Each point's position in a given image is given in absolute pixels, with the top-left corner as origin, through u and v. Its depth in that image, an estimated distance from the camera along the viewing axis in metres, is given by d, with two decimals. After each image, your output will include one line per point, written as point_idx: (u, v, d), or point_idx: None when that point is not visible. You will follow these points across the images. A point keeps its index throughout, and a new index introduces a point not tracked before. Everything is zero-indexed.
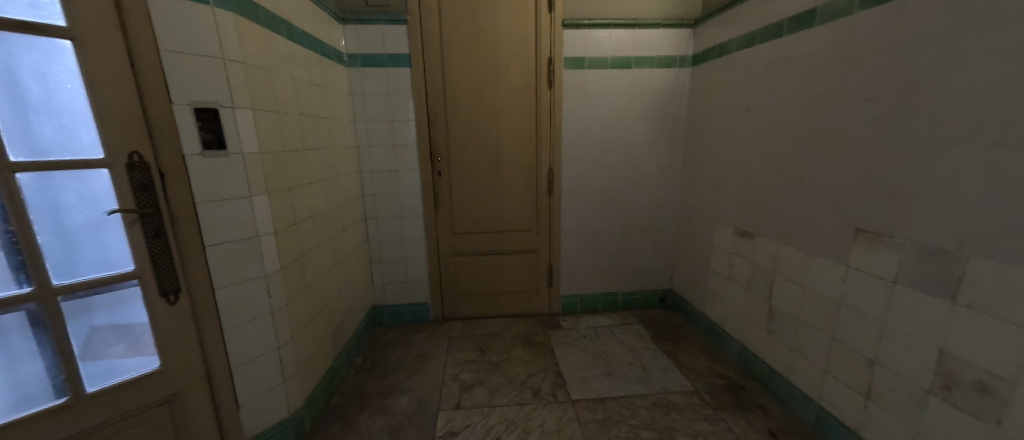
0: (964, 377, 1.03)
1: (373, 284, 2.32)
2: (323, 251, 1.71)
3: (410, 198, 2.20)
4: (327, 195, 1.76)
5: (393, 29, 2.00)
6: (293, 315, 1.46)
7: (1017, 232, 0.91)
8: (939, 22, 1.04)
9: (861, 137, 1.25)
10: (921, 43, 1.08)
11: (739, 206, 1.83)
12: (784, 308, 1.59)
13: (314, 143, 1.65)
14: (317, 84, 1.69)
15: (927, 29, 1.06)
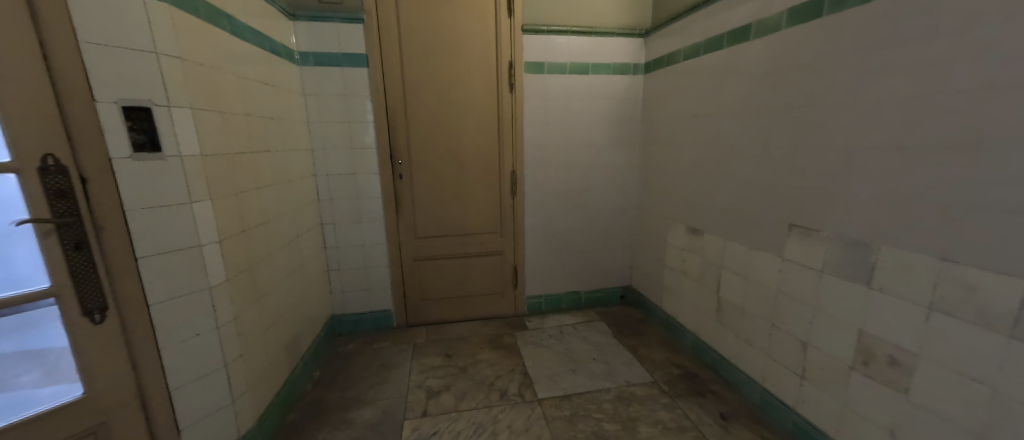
0: (878, 352, 1.19)
1: (332, 292, 2.33)
2: (276, 258, 1.70)
3: (371, 202, 2.24)
4: (280, 200, 1.76)
5: (349, 27, 2.04)
6: (262, 321, 1.55)
7: (915, 225, 1.08)
8: (851, 41, 1.21)
9: (795, 144, 1.41)
10: (836, 59, 1.25)
11: (694, 206, 2.00)
12: (731, 298, 1.77)
13: (265, 145, 1.65)
14: (265, 83, 1.69)
15: (840, 48, 1.24)
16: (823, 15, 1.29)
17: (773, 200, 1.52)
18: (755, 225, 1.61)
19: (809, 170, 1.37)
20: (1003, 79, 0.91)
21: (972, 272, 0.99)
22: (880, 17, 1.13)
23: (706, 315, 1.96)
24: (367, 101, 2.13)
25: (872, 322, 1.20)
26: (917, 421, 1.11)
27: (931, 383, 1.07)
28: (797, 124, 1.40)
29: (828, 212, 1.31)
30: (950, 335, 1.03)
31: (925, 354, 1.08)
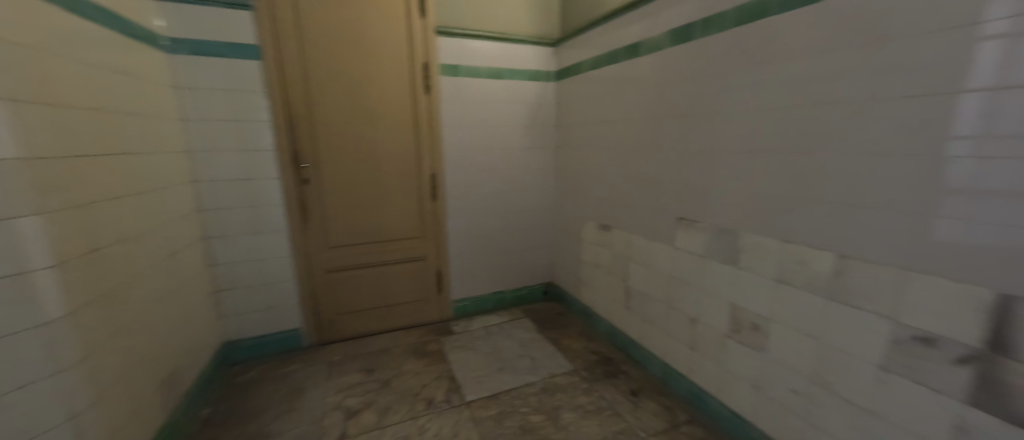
0: (744, 321, 1.42)
1: (225, 315, 2.05)
2: (143, 281, 1.45)
3: (270, 210, 2.02)
4: (147, 212, 1.50)
5: (233, 13, 1.81)
6: (127, 357, 1.32)
7: (763, 213, 1.31)
8: (715, 61, 1.43)
9: (680, 147, 1.62)
10: (706, 75, 1.47)
11: (603, 204, 2.18)
12: (636, 286, 1.97)
13: (122, 146, 1.40)
14: (120, 72, 1.43)
15: (708, 66, 1.46)
16: (694, 38, 1.50)
17: (665, 196, 1.73)
18: (652, 219, 1.82)
19: (691, 170, 1.58)
20: (811, 97, 1.15)
21: (802, 249, 1.22)
22: (733, 42, 1.35)
23: (617, 302, 2.14)
24: (261, 98, 1.92)
25: (739, 296, 1.43)
26: (773, 375, 1.34)
27: (781, 342, 1.30)
28: (681, 131, 1.61)
29: (706, 205, 1.53)
30: (790, 302, 1.26)
31: (776, 320, 1.31)
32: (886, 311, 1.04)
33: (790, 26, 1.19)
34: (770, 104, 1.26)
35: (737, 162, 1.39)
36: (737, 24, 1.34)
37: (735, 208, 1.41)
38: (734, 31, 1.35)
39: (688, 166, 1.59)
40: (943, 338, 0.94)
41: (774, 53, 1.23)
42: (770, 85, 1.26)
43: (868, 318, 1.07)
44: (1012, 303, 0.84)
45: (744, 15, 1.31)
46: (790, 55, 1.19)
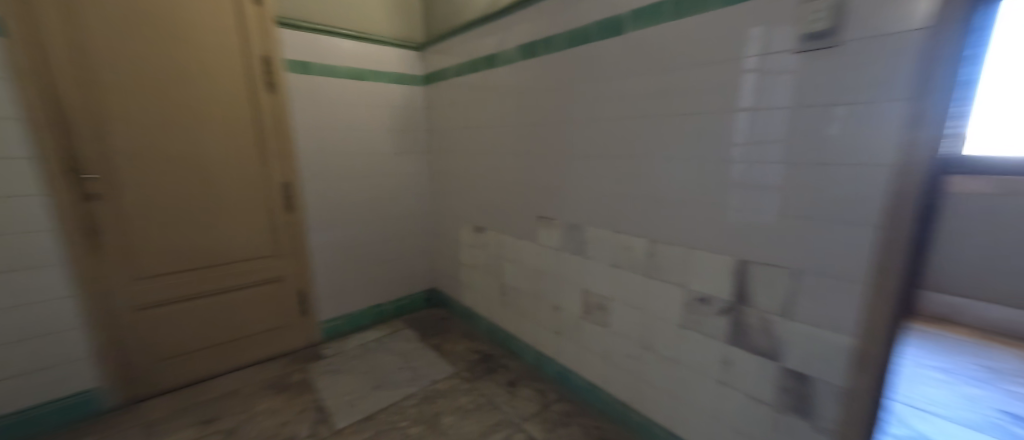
0: (592, 303, 1.63)
1: None
2: None
3: (31, 238, 1.51)
4: None
5: None
6: None
7: (598, 208, 1.54)
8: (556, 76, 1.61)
9: (535, 153, 1.78)
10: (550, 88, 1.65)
11: (475, 207, 2.25)
12: (508, 283, 2.09)
13: None
14: None
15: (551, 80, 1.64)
16: (538, 55, 1.67)
17: (527, 198, 1.88)
18: (518, 219, 1.95)
19: (545, 173, 1.75)
20: (624, 112, 1.40)
21: (627, 237, 1.46)
22: (568, 61, 1.55)
23: (494, 301, 2.23)
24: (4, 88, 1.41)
25: (588, 282, 1.64)
26: (615, 346, 1.58)
27: (619, 316, 1.54)
28: (534, 137, 1.77)
29: (558, 204, 1.71)
30: (622, 282, 1.50)
31: (614, 298, 1.54)
32: (682, 281, 1.31)
33: (606, 52, 1.41)
34: (598, 116, 1.48)
35: (578, 165, 1.59)
36: (569, 46, 1.54)
37: (580, 205, 1.62)
38: (567, 52, 1.55)
39: (542, 170, 1.76)
40: (714, 297, 1.23)
41: (598, 73, 1.45)
42: (596, 100, 1.48)
43: (671, 288, 1.34)
44: (748, 265, 1.15)
45: (574, 39, 1.52)
46: (609, 76, 1.42)
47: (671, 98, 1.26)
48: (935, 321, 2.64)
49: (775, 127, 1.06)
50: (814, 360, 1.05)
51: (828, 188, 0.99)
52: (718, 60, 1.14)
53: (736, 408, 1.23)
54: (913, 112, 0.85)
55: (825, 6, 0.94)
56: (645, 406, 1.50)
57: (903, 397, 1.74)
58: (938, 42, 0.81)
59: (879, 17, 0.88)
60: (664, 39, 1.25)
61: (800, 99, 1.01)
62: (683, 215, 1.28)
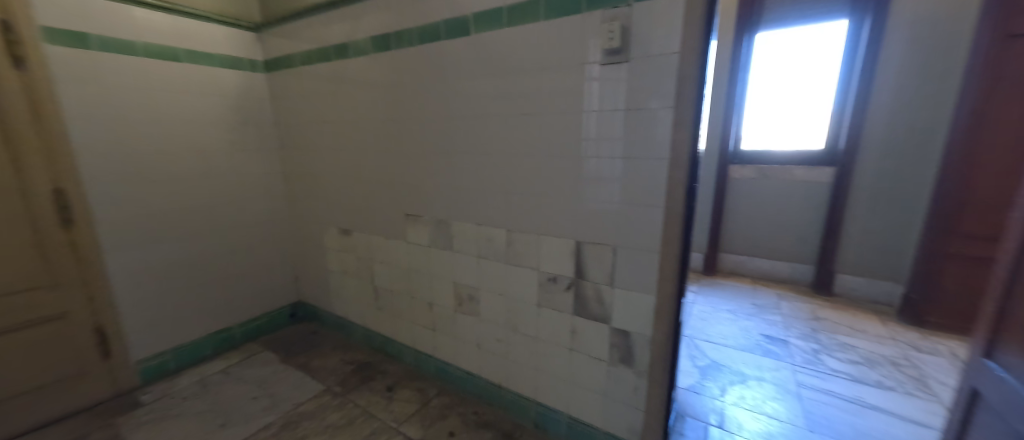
0: (463, 294, 1.69)
1: None
2: None
3: None
4: None
5: None
6: None
7: (460, 202, 1.60)
8: (410, 71, 1.59)
9: (395, 149, 1.74)
10: (405, 83, 1.62)
11: (337, 208, 2.09)
12: (379, 285, 2.01)
13: None
14: None
15: (405, 75, 1.61)
16: (390, 49, 1.63)
17: (392, 196, 1.82)
18: (384, 219, 1.88)
19: (407, 170, 1.72)
20: (475, 110, 1.46)
21: (487, 229, 1.54)
22: (420, 58, 1.55)
23: (366, 306, 2.11)
24: None
25: (457, 275, 1.69)
26: (485, 332, 1.66)
27: (486, 304, 1.62)
28: (393, 133, 1.72)
29: (423, 201, 1.71)
30: (488, 271, 1.58)
31: (481, 287, 1.62)
32: (535, 264, 1.45)
33: (454, 50, 1.46)
34: (453, 113, 1.52)
35: (438, 162, 1.61)
36: (420, 42, 1.54)
37: (444, 201, 1.64)
38: (419, 48, 1.54)
39: (403, 167, 1.73)
40: (560, 275, 1.39)
41: (449, 71, 1.49)
42: (450, 97, 1.51)
43: (527, 271, 1.47)
44: (582, 245, 1.32)
45: (424, 35, 1.52)
46: (459, 74, 1.47)
47: (513, 98, 1.36)
48: (727, 274, 3.20)
49: (592, 126, 1.23)
50: (631, 318, 1.28)
51: (631, 177, 1.20)
52: (546, 66, 1.27)
53: (583, 369, 1.42)
54: (676, 116, 1.10)
55: (616, 26, 1.11)
56: (515, 383, 1.63)
57: (703, 336, 2.25)
58: (686, 62, 1.06)
59: (651, 39, 1.09)
60: (502, 42, 1.34)
61: (606, 103, 1.19)
62: (532, 205, 1.41)
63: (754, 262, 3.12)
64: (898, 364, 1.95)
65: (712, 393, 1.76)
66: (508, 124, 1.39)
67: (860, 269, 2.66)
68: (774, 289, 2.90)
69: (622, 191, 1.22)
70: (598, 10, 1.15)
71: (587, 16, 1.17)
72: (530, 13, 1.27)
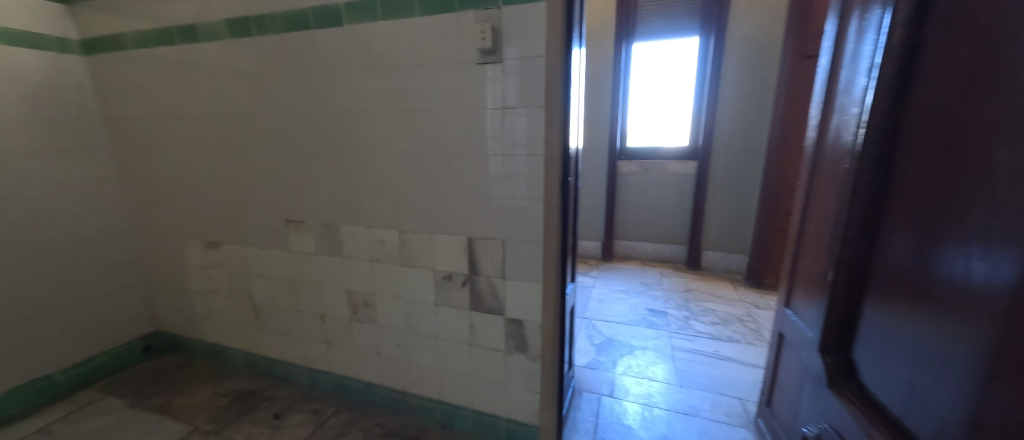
0: (357, 301, 1.59)
1: None
2: None
3: None
4: None
5: None
6: None
7: (346, 204, 1.50)
8: (278, 62, 1.44)
9: (266, 148, 1.56)
10: (273, 75, 1.47)
11: (198, 217, 1.80)
12: (259, 301, 1.79)
13: None
14: None
15: (272, 66, 1.46)
16: (252, 35, 1.45)
17: (266, 201, 1.63)
18: (258, 227, 1.68)
19: (283, 171, 1.56)
20: (355, 106, 1.38)
21: (378, 231, 1.48)
22: (288, 47, 1.41)
23: (243, 326, 1.87)
24: None
25: (349, 282, 1.59)
26: (383, 338, 1.59)
27: (382, 309, 1.56)
28: (262, 131, 1.54)
29: (304, 204, 1.57)
30: (382, 275, 1.52)
31: (376, 293, 1.55)
32: (429, 264, 1.43)
33: (326, 41, 1.35)
34: (330, 109, 1.42)
35: (318, 161, 1.49)
36: (287, 30, 1.40)
37: (327, 204, 1.53)
38: (285, 36, 1.40)
39: (278, 168, 1.56)
40: (455, 273, 1.40)
41: (322, 63, 1.38)
42: (325, 92, 1.41)
43: (422, 271, 1.45)
44: (473, 241, 1.34)
45: (291, 23, 1.39)
46: (333, 67, 1.37)
47: (393, 94, 1.32)
48: (621, 258, 3.51)
49: (473, 124, 1.25)
50: (522, 307, 1.34)
51: (512, 173, 1.24)
52: (425, 62, 1.25)
53: (483, 363, 1.45)
54: (547, 115, 1.16)
55: (487, 27, 1.13)
56: (417, 387, 1.59)
57: (599, 316, 2.45)
58: (553, 64, 1.13)
59: (520, 41, 1.14)
60: (377, 35, 1.29)
61: (485, 101, 1.22)
62: (422, 204, 1.38)
63: (642, 246, 3.48)
64: (744, 320, 2.37)
65: (605, 366, 1.93)
66: (390, 121, 1.34)
67: (720, 245, 3.17)
68: (658, 268, 3.28)
69: (506, 187, 1.26)
70: (470, 9, 1.17)
71: (461, 15, 1.18)
72: (404, 7, 1.23)
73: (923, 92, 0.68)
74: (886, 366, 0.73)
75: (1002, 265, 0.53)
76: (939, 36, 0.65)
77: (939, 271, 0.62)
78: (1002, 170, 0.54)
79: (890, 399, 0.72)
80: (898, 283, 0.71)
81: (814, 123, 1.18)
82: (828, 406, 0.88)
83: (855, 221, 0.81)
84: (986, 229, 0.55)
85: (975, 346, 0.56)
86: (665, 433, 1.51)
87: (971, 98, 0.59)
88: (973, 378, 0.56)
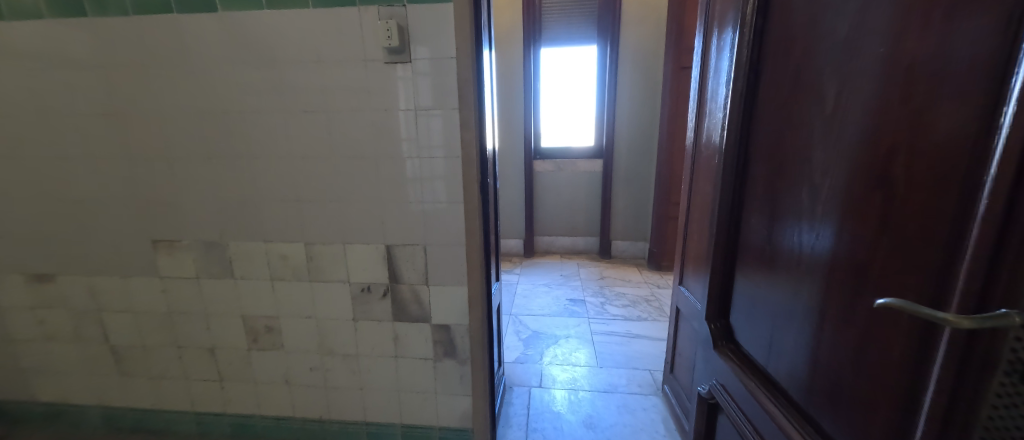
0: (257, 326, 1.41)
1: None
2: None
3: None
4: None
5: None
6: None
7: (235, 218, 1.31)
8: (127, 50, 1.20)
9: (120, 156, 1.29)
10: (121, 66, 1.21)
11: (19, 245, 1.41)
12: (123, 341, 1.48)
13: None
14: None
15: (120, 56, 1.21)
16: (88, 17, 1.18)
17: (124, 219, 1.34)
18: (115, 251, 1.38)
19: (146, 182, 1.30)
20: (239, 106, 1.21)
21: (279, 245, 1.32)
22: (144, 34, 1.18)
23: (102, 374, 1.52)
24: None
25: (246, 305, 1.39)
26: (293, 364, 1.44)
27: (291, 332, 1.40)
28: (113, 135, 1.27)
29: (179, 221, 1.33)
30: (287, 295, 1.37)
31: (281, 315, 1.39)
32: (344, 277, 1.33)
33: (197, 30, 1.16)
34: (208, 109, 1.22)
35: (195, 170, 1.28)
36: (141, 13, 1.17)
37: (210, 218, 1.32)
38: (136, 21, 1.17)
39: (139, 180, 1.30)
40: (374, 284, 1.32)
41: (194, 55, 1.18)
42: (200, 89, 1.21)
43: (336, 286, 1.34)
44: (392, 249, 1.28)
45: (147, 5, 1.16)
46: (208, 60, 1.18)
47: (288, 92, 1.19)
48: (542, 254, 3.66)
49: (384, 126, 1.19)
50: (448, 312, 1.32)
51: (429, 176, 1.21)
52: (323, 59, 1.15)
53: (410, 374, 1.40)
54: (462, 117, 1.16)
55: (393, 25, 1.08)
56: (339, 411, 1.47)
57: (525, 311, 2.53)
58: (464, 66, 1.12)
59: (429, 42, 1.11)
60: (261, 26, 1.14)
61: (395, 103, 1.17)
62: (332, 213, 1.27)
63: (559, 240, 3.66)
64: (649, 300, 2.65)
65: (533, 359, 2.00)
66: (286, 122, 1.21)
67: (626, 234, 3.49)
68: (576, 260, 3.50)
69: (424, 191, 1.23)
70: (373, 6, 1.10)
71: (363, 11, 1.11)
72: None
73: (764, 100, 0.83)
74: (753, 327, 0.88)
75: (823, 236, 0.67)
76: (772, 55, 0.80)
77: (783, 245, 0.77)
78: (818, 162, 0.68)
79: (756, 351, 0.87)
80: (757, 258, 0.86)
81: (692, 125, 1.36)
82: (716, 366, 1.03)
83: (725, 208, 0.95)
84: (811, 209, 0.70)
85: (812, 302, 0.70)
86: (590, 413, 1.62)
87: (795, 105, 0.74)
88: (809, 325, 0.71)
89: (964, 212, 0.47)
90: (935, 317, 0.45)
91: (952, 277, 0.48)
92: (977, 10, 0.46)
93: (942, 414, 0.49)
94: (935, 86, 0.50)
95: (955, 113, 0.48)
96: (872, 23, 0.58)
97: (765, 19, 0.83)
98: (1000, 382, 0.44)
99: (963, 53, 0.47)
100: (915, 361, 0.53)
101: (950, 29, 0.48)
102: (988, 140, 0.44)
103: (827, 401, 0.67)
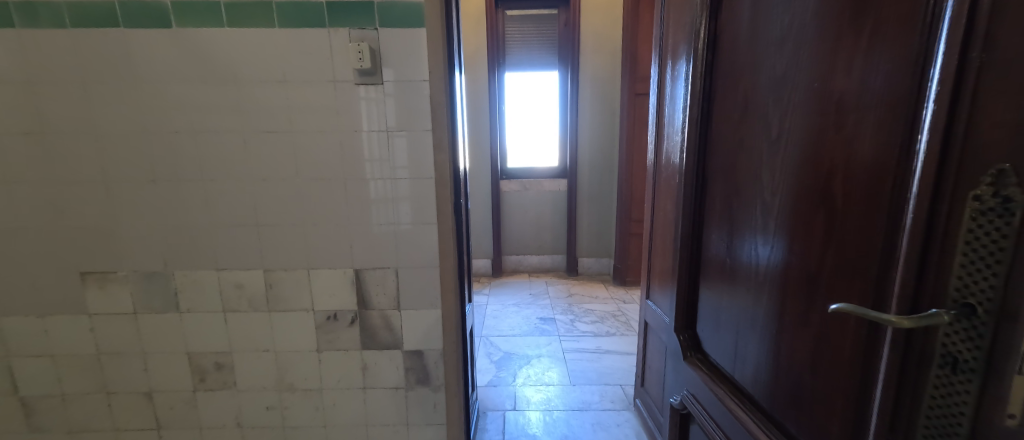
0: (206, 364, 1.29)
1: None
2: None
3: None
4: None
5: None
6: None
7: (183, 245, 1.21)
8: (59, 64, 1.10)
9: (45, 181, 1.15)
10: (52, 81, 1.10)
11: None
12: (38, 390, 1.29)
13: None
14: None
15: (51, 69, 1.10)
16: (16, 27, 1.08)
17: (48, 250, 1.19)
18: (35, 286, 1.22)
19: (78, 208, 1.17)
20: (190, 125, 1.13)
21: (233, 274, 1.23)
22: (82, 47, 1.09)
23: (10, 430, 1.31)
24: None
25: (194, 341, 1.27)
26: (247, 403, 1.32)
27: (246, 368, 1.29)
28: (38, 155, 1.14)
29: (115, 250, 1.20)
30: (242, 326, 1.26)
31: (235, 350, 1.28)
32: (308, 305, 1.25)
33: (146, 44, 1.09)
34: (155, 127, 1.13)
35: (138, 194, 1.17)
36: (80, 25, 1.08)
37: (155, 245, 1.21)
38: (73, 32, 1.08)
39: (69, 205, 1.17)
40: (341, 311, 1.26)
41: (141, 71, 1.11)
42: (148, 107, 1.12)
43: (300, 315, 1.26)
44: (361, 273, 1.23)
45: (86, 17, 1.08)
46: (160, 76, 1.11)
47: (248, 111, 1.13)
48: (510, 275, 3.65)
49: (353, 148, 1.16)
50: (422, 336, 1.28)
51: (401, 196, 1.19)
52: (288, 78, 1.12)
53: (380, 406, 1.32)
54: (435, 139, 1.16)
55: (365, 47, 1.08)
56: None
57: (496, 332, 2.49)
58: (436, 88, 1.13)
59: (401, 64, 1.12)
60: (219, 42, 1.09)
61: (366, 123, 1.15)
62: (296, 237, 1.21)
63: (527, 259, 3.69)
64: (616, 315, 2.72)
65: (506, 381, 1.97)
66: (245, 143, 1.15)
67: (592, 252, 3.57)
68: (543, 279, 3.52)
69: (396, 212, 1.20)
70: (343, 28, 1.09)
71: (333, 32, 1.09)
72: (260, 16, 1.08)
73: (717, 122, 0.91)
74: (719, 336, 0.93)
75: (778, 247, 0.73)
76: (721, 83, 0.89)
77: (742, 256, 0.83)
78: (768, 181, 0.75)
79: (721, 359, 0.92)
80: (719, 269, 0.91)
81: (652, 146, 1.45)
82: (685, 376, 1.07)
83: (687, 224, 1.02)
84: (765, 223, 0.76)
85: (771, 309, 0.76)
86: (565, 433, 1.61)
87: (745, 128, 0.81)
88: (771, 331, 0.76)
89: (892, 225, 0.53)
90: (880, 319, 0.49)
91: (887, 284, 0.54)
92: (888, 50, 0.53)
93: (891, 408, 0.53)
94: (862, 114, 0.57)
95: (878, 138, 0.54)
96: (804, 60, 0.66)
97: (713, 52, 0.92)
98: (936, 374, 0.49)
99: (880, 87, 0.54)
100: (863, 360, 0.58)
101: (869, 66, 0.55)
102: (908, 162, 0.50)
103: (790, 402, 0.72)
